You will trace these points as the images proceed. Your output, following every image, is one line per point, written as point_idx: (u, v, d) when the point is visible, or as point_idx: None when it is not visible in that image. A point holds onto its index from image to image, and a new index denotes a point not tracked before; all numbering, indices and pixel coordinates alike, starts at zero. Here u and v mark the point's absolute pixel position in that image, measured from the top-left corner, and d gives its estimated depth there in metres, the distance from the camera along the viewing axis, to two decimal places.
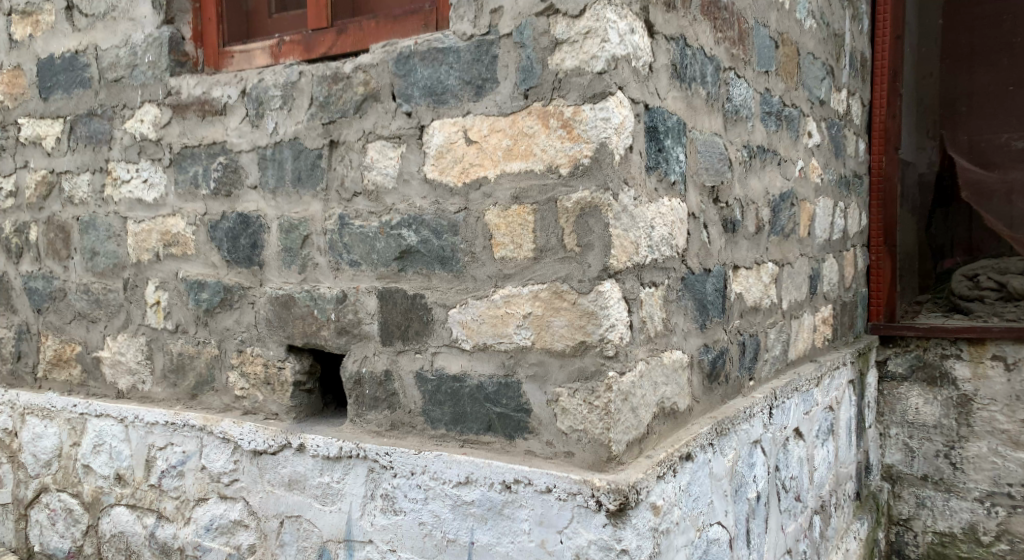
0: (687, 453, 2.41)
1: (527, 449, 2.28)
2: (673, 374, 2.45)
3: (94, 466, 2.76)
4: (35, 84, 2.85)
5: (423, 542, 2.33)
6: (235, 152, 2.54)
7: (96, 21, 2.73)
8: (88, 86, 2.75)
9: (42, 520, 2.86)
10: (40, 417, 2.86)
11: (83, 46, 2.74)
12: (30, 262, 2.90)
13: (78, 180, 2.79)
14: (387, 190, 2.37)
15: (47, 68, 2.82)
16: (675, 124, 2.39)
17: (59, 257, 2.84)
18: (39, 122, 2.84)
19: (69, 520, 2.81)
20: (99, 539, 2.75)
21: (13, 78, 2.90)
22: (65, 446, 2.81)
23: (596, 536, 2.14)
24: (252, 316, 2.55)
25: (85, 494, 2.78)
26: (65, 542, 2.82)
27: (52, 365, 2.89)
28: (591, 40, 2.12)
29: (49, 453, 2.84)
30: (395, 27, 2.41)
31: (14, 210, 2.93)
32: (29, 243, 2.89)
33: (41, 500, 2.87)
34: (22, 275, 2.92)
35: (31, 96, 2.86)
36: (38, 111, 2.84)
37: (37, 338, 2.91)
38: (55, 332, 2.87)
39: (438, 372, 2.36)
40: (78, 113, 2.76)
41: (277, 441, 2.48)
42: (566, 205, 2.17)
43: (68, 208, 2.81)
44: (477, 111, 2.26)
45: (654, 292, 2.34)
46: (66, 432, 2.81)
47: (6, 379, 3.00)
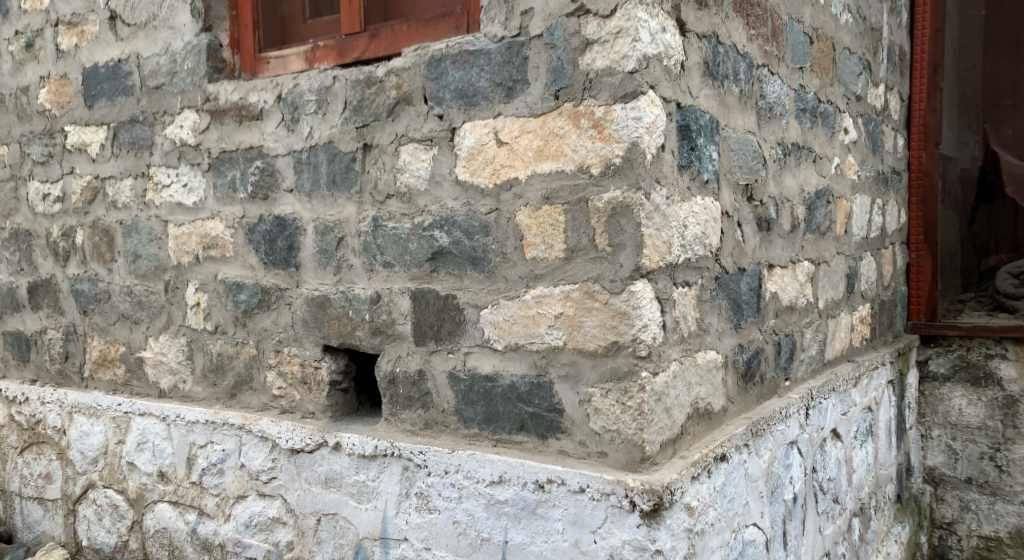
0: (722, 454, 2.40)
1: (560, 449, 2.29)
2: (707, 374, 2.44)
3: (138, 463, 2.83)
4: (80, 92, 2.93)
5: (457, 541, 2.36)
6: (272, 156, 2.59)
7: (138, 30, 2.80)
8: (131, 93, 2.82)
9: (90, 516, 2.94)
10: (86, 415, 2.94)
11: (126, 54, 2.82)
12: (76, 265, 2.99)
13: (121, 185, 2.87)
14: (419, 192, 2.40)
15: (91, 77, 2.90)
16: (708, 122, 2.39)
17: (103, 260, 2.92)
18: (85, 129, 2.93)
19: (115, 515, 2.89)
20: (144, 535, 2.82)
21: (60, 86, 2.98)
22: (110, 444, 2.89)
23: (630, 537, 2.14)
24: (289, 316, 2.60)
25: (130, 491, 2.85)
26: (111, 537, 2.89)
27: (98, 365, 2.97)
28: (622, 39, 2.13)
29: (95, 451, 2.92)
30: (427, 30, 2.44)
31: (61, 215, 3.01)
32: (75, 247, 2.98)
33: (88, 496, 2.94)
34: (68, 277, 3.01)
35: (77, 104, 2.94)
36: (83, 118, 2.93)
37: (84, 338, 2.99)
38: (100, 332, 2.95)
39: (470, 372, 2.38)
40: (121, 120, 2.84)
41: (314, 440, 2.52)
42: (597, 205, 2.18)
43: (112, 212, 2.89)
44: (508, 112, 2.28)
45: (687, 291, 2.33)
46: (111, 431, 2.89)
47: (53, 379, 3.09)
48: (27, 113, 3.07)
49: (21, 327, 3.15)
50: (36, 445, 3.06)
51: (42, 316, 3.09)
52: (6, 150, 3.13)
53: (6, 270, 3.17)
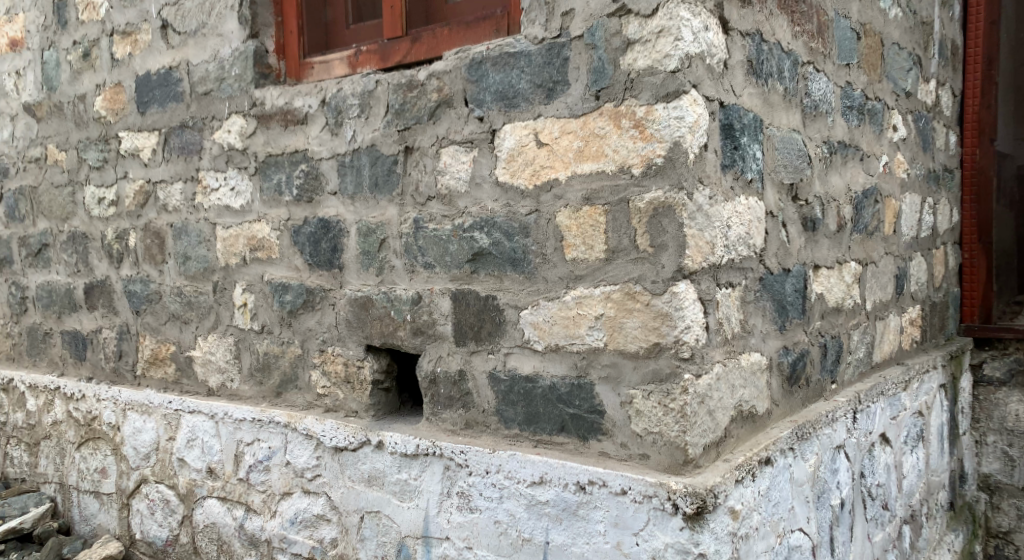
0: (766, 458, 2.37)
1: (601, 451, 2.28)
2: (752, 377, 2.42)
3: (188, 460, 2.91)
4: (134, 99, 3.02)
5: (499, 541, 2.37)
6: (316, 160, 2.64)
7: (188, 38, 2.88)
8: (181, 100, 2.90)
9: (142, 510, 3.02)
10: (139, 412, 3.02)
11: (177, 62, 2.90)
12: (130, 266, 3.08)
13: (172, 189, 2.95)
14: (459, 194, 2.43)
15: (144, 84, 2.99)
16: (752, 121, 2.36)
17: (155, 261, 3.01)
18: (137, 135, 3.02)
19: (166, 509, 2.96)
20: (194, 529, 2.90)
21: (115, 94, 3.08)
22: (162, 440, 2.97)
23: (673, 539, 2.13)
24: (333, 316, 2.64)
25: (180, 486, 2.93)
26: (163, 531, 2.97)
27: (150, 364, 3.06)
28: (664, 39, 2.12)
29: (147, 447, 3.00)
30: (468, 33, 2.46)
31: (115, 218, 3.11)
32: (129, 249, 3.07)
33: (141, 490, 3.03)
34: (122, 279, 3.10)
35: (130, 110, 3.03)
36: (136, 124, 3.02)
37: (136, 338, 3.09)
38: (152, 332, 3.04)
39: (511, 372, 2.39)
40: (172, 126, 2.92)
41: (357, 439, 2.56)
42: (638, 205, 2.18)
43: (163, 215, 2.98)
44: (548, 113, 2.29)
45: (731, 292, 2.31)
46: (162, 427, 2.97)
47: (108, 376, 3.18)
48: (84, 120, 3.18)
49: (78, 326, 3.25)
50: (92, 440, 3.16)
51: (98, 316, 3.19)
52: (65, 156, 3.24)
53: (63, 271, 3.28)
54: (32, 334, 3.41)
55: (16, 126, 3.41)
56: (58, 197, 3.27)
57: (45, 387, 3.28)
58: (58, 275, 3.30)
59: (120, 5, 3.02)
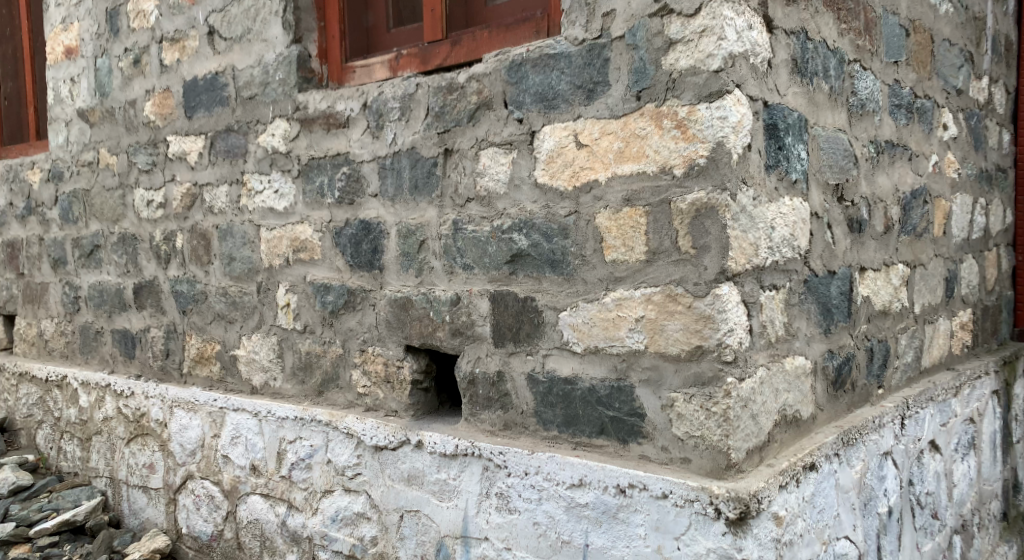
0: (811, 463, 2.33)
1: (641, 454, 2.28)
2: (796, 381, 2.38)
3: (232, 456, 2.97)
4: (181, 104, 3.10)
5: (538, 542, 2.37)
6: (357, 162, 2.68)
7: (234, 44, 2.94)
8: (227, 104, 2.97)
9: (188, 505, 3.09)
10: (185, 410, 3.10)
11: (223, 67, 2.96)
12: (177, 267, 3.16)
13: (217, 191, 3.02)
14: (499, 196, 2.44)
15: (191, 89, 3.06)
16: (797, 121, 2.33)
17: (201, 262, 3.08)
18: (185, 139, 3.09)
19: (212, 505, 3.03)
20: (238, 525, 2.95)
21: (164, 99, 3.16)
22: (207, 437, 3.04)
23: (715, 544, 2.12)
24: (373, 317, 2.68)
25: (225, 482, 2.99)
26: (208, 526, 3.04)
27: (196, 362, 3.13)
28: (708, 38, 2.11)
29: (193, 443, 3.07)
30: (508, 35, 2.47)
31: (163, 220, 3.19)
32: (176, 250, 3.15)
33: (187, 486, 3.10)
34: (170, 279, 3.18)
35: (178, 115, 3.11)
36: (184, 129, 3.10)
37: (183, 337, 3.16)
38: (197, 332, 3.12)
39: (550, 374, 2.39)
40: (218, 130, 2.99)
41: (397, 438, 2.59)
42: (680, 207, 2.17)
43: (209, 217, 3.05)
44: (588, 114, 2.29)
45: (775, 294, 2.29)
46: (208, 425, 3.03)
47: (156, 374, 3.27)
48: (134, 124, 3.27)
49: (127, 325, 3.35)
50: (141, 436, 3.24)
51: (146, 315, 3.28)
52: (116, 160, 3.34)
53: (114, 271, 3.38)
54: (85, 333, 3.52)
55: (71, 131, 3.52)
56: (110, 200, 3.37)
57: (96, 383, 3.38)
58: (109, 275, 3.40)
59: (169, 13, 3.10)
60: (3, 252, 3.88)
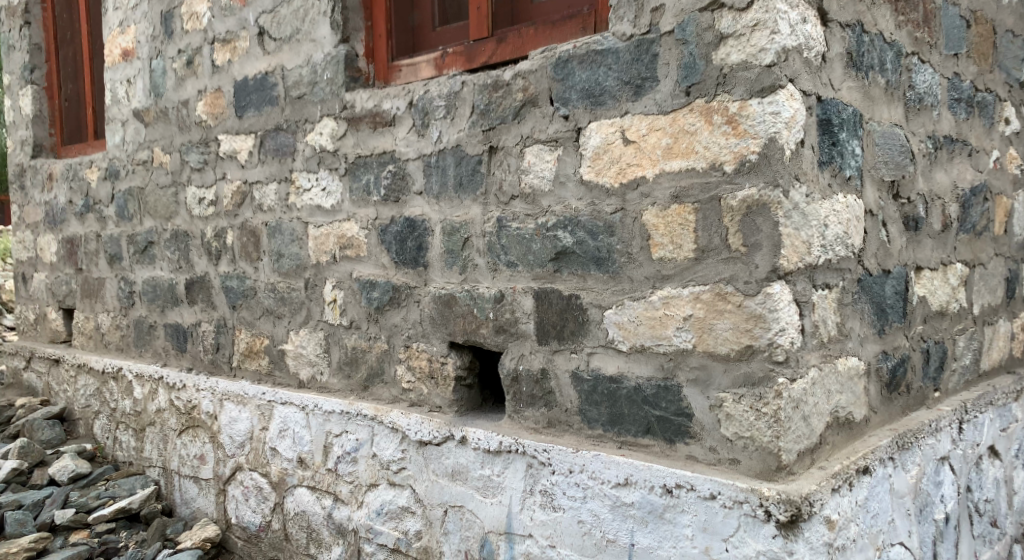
0: (864, 467, 2.28)
1: (688, 454, 2.25)
2: (848, 382, 2.33)
3: (280, 449, 3.02)
4: (232, 104, 3.17)
5: (583, 540, 2.37)
6: (403, 160, 2.70)
7: (283, 44, 2.99)
8: (276, 103, 3.02)
9: (238, 495, 3.16)
10: (235, 402, 3.17)
11: (272, 67, 3.02)
12: (227, 263, 3.24)
13: (267, 189, 3.08)
14: (543, 193, 2.43)
15: (242, 89, 3.13)
16: (852, 116, 2.28)
17: (251, 259, 3.14)
18: (235, 137, 3.16)
19: (259, 496, 3.09)
20: (286, 517, 3.01)
21: (215, 99, 3.24)
22: (256, 430, 3.10)
23: (765, 547, 2.10)
24: (417, 313, 2.70)
25: (272, 474, 3.05)
26: (257, 517, 3.10)
27: (245, 356, 3.20)
28: (760, 32, 2.08)
29: (242, 435, 3.14)
30: (554, 32, 2.47)
31: (215, 217, 3.27)
32: (227, 247, 3.22)
33: (237, 477, 3.17)
34: (220, 275, 3.26)
35: (229, 115, 3.18)
36: (234, 128, 3.17)
37: (233, 331, 3.23)
38: (247, 326, 3.18)
39: (595, 372, 2.38)
40: (267, 129, 3.05)
41: (441, 433, 2.61)
42: (730, 204, 2.14)
43: (259, 214, 3.11)
44: (635, 110, 2.27)
45: (828, 294, 2.24)
46: (256, 418, 3.10)
47: (206, 367, 3.35)
48: (187, 124, 3.36)
49: (179, 320, 3.44)
50: (192, 427, 3.33)
51: (197, 310, 3.36)
52: (169, 159, 3.44)
53: (167, 267, 3.48)
54: (139, 326, 3.63)
55: (126, 131, 3.63)
56: (163, 197, 3.47)
57: (150, 376, 3.48)
58: (162, 270, 3.49)
59: (221, 15, 3.17)
60: (62, 247, 4.02)
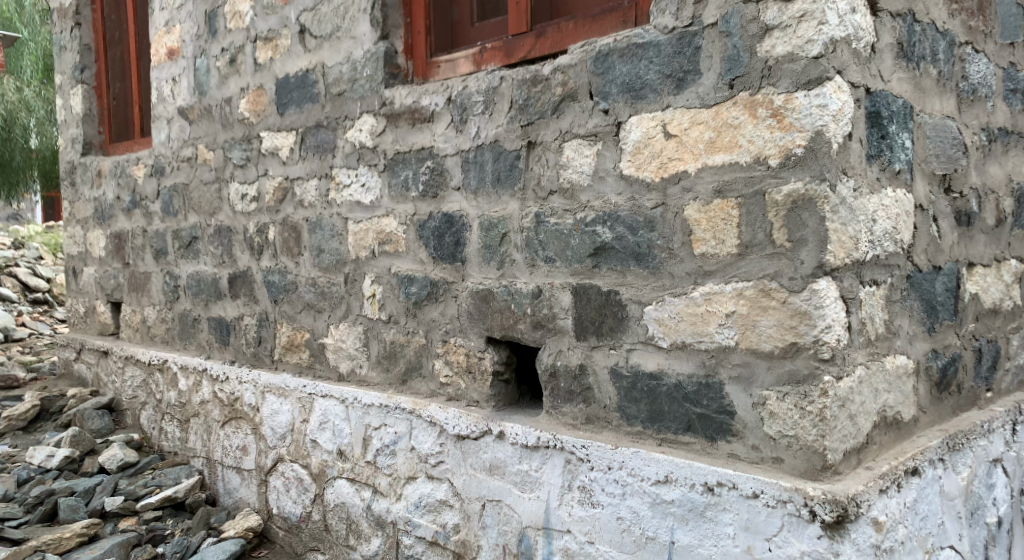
0: (913, 468, 2.23)
1: (730, 452, 2.22)
2: (897, 381, 2.27)
3: (320, 441, 3.06)
4: (274, 101, 3.21)
5: (621, 537, 2.35)
6: (441, 156, 2.71)
7: (324, 42, 3.02)
8: (317, 101, 3.06)
9: (279, 486, 3.22)
10: (276, 395, 3.22)
11: (314, 64, 3.05)
12: (269, 258, 3.29)
13: (308, 185, 3.12)
14: (582, 188, 2.42)
15: (283, 86, 3.17)
16: (902, 108, 2.23)
17: (292, 254, 3.19)
18: (277, 135, 3.21)
19: (300, 488, 3.14)
20: (326, 508, 3.05)
21: (257, 96, 3.29)
22: (297, 422, 3.15)
23: (810, 547, 2.07)
24: (455, 308, 2.71)
25: (313, 466, 3.09)
26: (297, 507, 3.15)
27: (286, 349, 3.25)
28: (807, 23, 2.04)
29: (283, 427, 3.19)
30: (594, 26, 2.45)
31: (257, 213, 3.32)
32: (268, 242, 3.28)
33: (278, 468, 3.22)
34: (262, 270, 3.31)
35: (271, 112, 3.23)
36: (275, 124, 3.21)
37: (274, 325, 3.29)
38: (288, 320, 3.23)
39: (634, 368, 2.36)
40: (308, 125, 3.09)
41: (479, 427, 2.61)
42: (775, 198, 2.10)
43: (300, 210, 3.15)
44: (677, 104, 2.24)
45: (876, 290, 2.19)
46: (297, 410, 3.15)
47: (248, 360, 3.41)
48: (230, 121, 3.42)
49: (222, 313, 3.51)
50: (235, 419, 3.40)
51: (240, 304, 3.42)
52: (213, 156, 3.50)
53: (211, 262, 3.55)
54: (184, 320, 3.71)
55: (171, 128, 3.71)
56: (207, 194, 3.54)
57: (195, 367, 3.56)
58: (206, 265, 3.57)
59: (263, 13, 3.22)
60: (110, 242, 4.13)
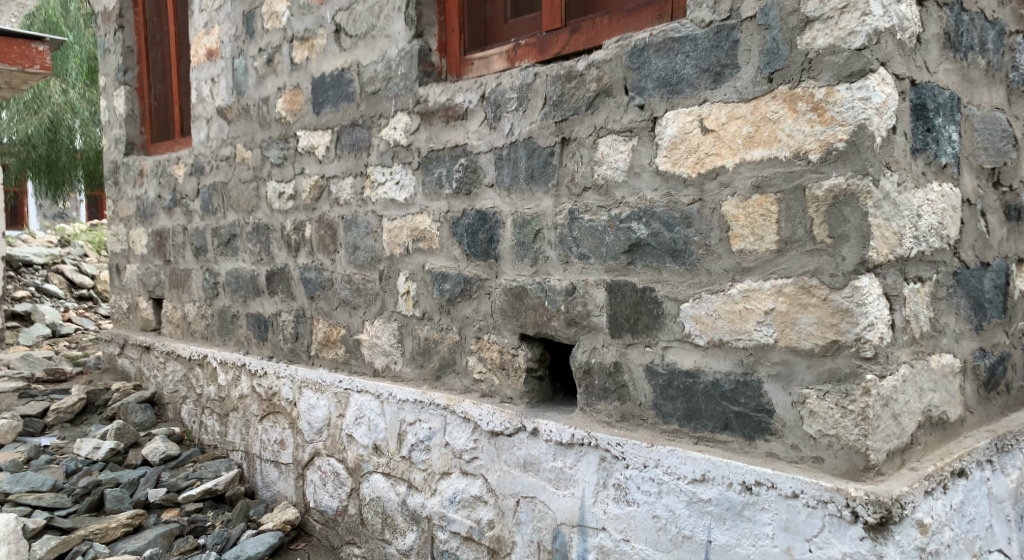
0: (960, 469, 2.17)
1: (768, 451, 2.19)
2: (942, 380, 2.21)
3: (356, 436, 3.10)
4: (311, 101, 3.25)
5: (657, 535, 2.34)
6: (475, 153, 2.71)
7: (359, 41, 3.04)
8: (352, 100, 3.08)
9: (316, 480, 3.26)
10: (313, 390, 3.27)
11: (349, 64, 3.08)
12: (306, 255, 3.33)
13: (344, 183, 3.15)
14: (617, 184, 2.40)
15: (319, 86, 3.20)
16: (949, 99, 2.16)
17: (328, 251, 3.23)
18: (313, 133, 3.25)
19: (337, 481, 3.18)
20: (362, 502, 3.08)
21: (293, 96, 3.33)
22: (333, 417, 3.19)
23: (851, 549, 2.03)
24: (488, 305, 2.72)
25: (349, 460, 3.13)
26: (334, 501, 3.19)
27: (322, 345, 3.29)
28: (849, 14, 2.00)
29: (320, 422, 3.24)
30: (629, 21, 2.42)
31: (294, 210, 3.37)
32: (305, 239, 3.32)
33: (315, 462, 3.27)
34: (299, 267, 3.36)
35: (307, 111, 3.27)
36: (312, 123, 3.25)
37: (311, 321, 3.33)
38: (324, 316, 3.27)
39: (670, 366, 2.34)
40: (344, 124, 3.12)
41: (513, 424, 2.62)
42: (815, 194, 2.06)
43: (336, 208, 3.19)
44: (714, 98, 2.21)
45: (920, 287, 2.13)
46: (334, 405, 3.19)
47: (286, 355, 3.46)
48: (267, 120, 3.47)
49: (260, 310, 3.56)
50: (272, 413, 3.45)
51: (278, 300, 3.48)
52: (251, 155, 3.56)
53: (249, 259, 3.61)
54: (223, 316, 3.78)
55: (211, 128, 3.78)
56: (245, 192, 3.60)
57: (234, 363, 3.62)
58: (245, 262, 3.63)
59: (300, 13, 3.25)
60: (152, 240, 4.23)
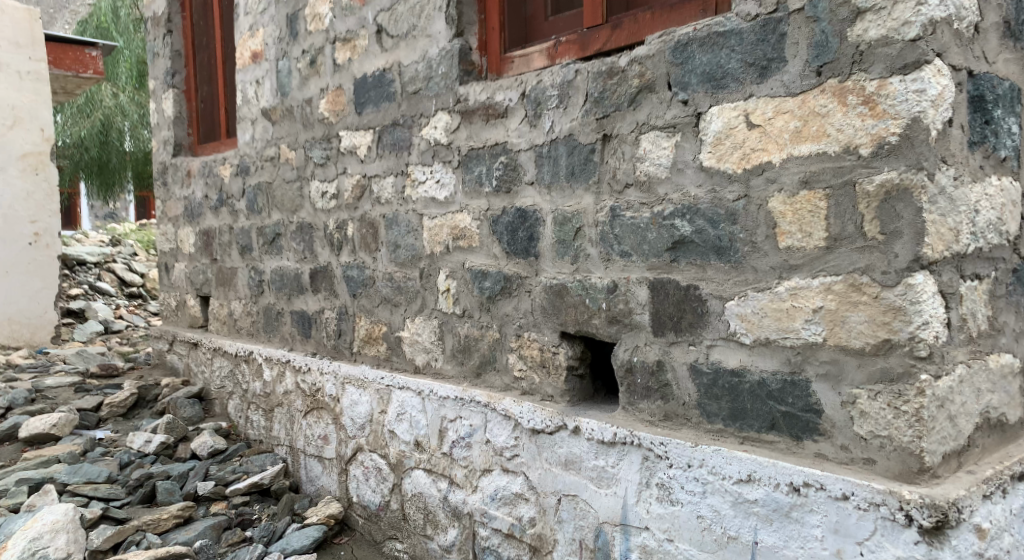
0: (1020, 473, 2.09)
1: (817, 452, 2.13)
2: (1001, 380, 2.13)
3: (398, 432, 3.13)
4: (353, 101, 3.28)
5: (702, 536, 2.30)
6: (515, 151, 2.70)
7: (400, 41, 3.05)
8: (394, 99, 3.09)
9: (359, 475, 3.31)
10: (356, 386, 3.30)
11: (390, 64, 3.09)
12: (348, 253, 3.37)
13: (384, 182, 3.17)
14: (659, 180, 2.36)
15: (361, 86, 3.23)
16: (1008, 90, 2.08)
17: (370, 249, 3.25)
18: (355, 134, 3.28)
19: (379, 477, 3.22)
20: (404, 497, 3.11)
21: (336, 96, 3.36)
22: (375, 413, 3.22)
23: (905, 553, 1.97)
24: (528, 303, 2.71)
25: (391, 456, 3.16)
26: (376, 496, 3.23)
27: (365, 342, 3.32)
28: (903, 5, 1.93)
29: (362, 418, 3.27)
30: (672, 15, 2.38)
31: (336, 210, 3.40)
32: (347, 238, 3.36)
33: (358, 457, 3.31)
34: (342, 265, 3.40)
35: (350, 111, 3.30)
36: (354, 123, 3.28)
37: (353, 318, 3.37)
38: (366, 314, 3.30)
39: (715, 365, 2.30)
40: (385, 124, 3.13)
41: (554, 422, 2.61)
42: (866, 189, 2.00)
43: (377, 207, 3.21)
44: (761, 93, 2.16)
45: (978, 285, 2.06)
46: (376, 401, 3.22)
47: (329, 352, 3.50)
48: (310, 121, 3.51)
49: (304, 307, 3.62)
50: (316, 409, 3.51)
51: (321, 298, 3.52)
52: (295, 155, 3.60)
53: (293, 258, 3.66)
54: (268, 313, 3.85)
55: (256, 129, 3.85)
56: (290, 192, 3.65)
57: (279, 359, 3.69)
58: (288, 261, 3.69)
59: (342, 14, 3.28)
60: (200, 239, 4.32)
